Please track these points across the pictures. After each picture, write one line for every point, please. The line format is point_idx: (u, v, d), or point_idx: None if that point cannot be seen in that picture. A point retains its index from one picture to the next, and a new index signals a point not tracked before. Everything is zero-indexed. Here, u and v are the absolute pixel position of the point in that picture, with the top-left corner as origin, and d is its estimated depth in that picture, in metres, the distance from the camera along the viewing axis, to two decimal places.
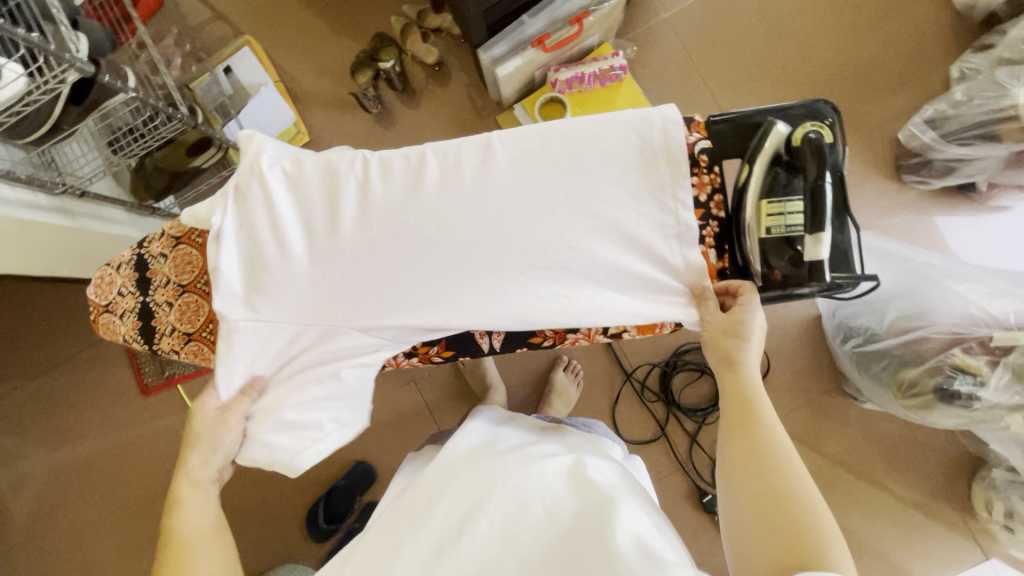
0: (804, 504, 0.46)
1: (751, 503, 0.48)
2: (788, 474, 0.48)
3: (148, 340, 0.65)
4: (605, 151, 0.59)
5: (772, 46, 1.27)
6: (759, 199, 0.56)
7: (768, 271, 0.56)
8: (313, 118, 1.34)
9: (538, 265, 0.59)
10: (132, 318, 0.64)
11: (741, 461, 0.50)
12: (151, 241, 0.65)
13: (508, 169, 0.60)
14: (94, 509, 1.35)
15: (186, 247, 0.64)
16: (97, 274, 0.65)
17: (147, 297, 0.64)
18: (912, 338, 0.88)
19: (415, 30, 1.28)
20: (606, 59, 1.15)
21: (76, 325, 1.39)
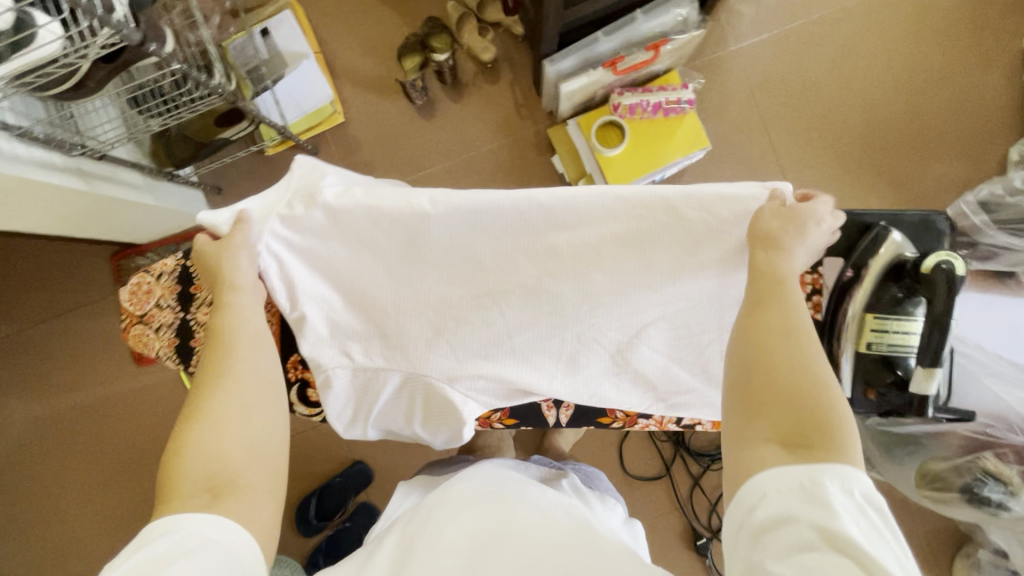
0: (835, 439, 0.41)
1: (771, 428, 0.43)
2: (821, 404, 0.43)
3: (183, 360, 0.59)
4: (711, 235, 0.55)
5: (837, 97, 1.23)
6: (864, 311, 0.54)
7: (863, 388, 0.55)
8: (351, 97, 1.26)
9: (619, 339, 0.58)
10: (169, 335, 0.59)
11: (765, 382, 0.45)
12: None
13: (605, 234, 0.56)
14: (72, 472, 1.30)
15: None
16: (134, 279, 0.59)
17: (188, 315, 0.59)
18: (937, 428, 0.89)
19: (472, 20, 1.19)
20: (674, 90, 1.11)
21: (71, 280, 1.31)
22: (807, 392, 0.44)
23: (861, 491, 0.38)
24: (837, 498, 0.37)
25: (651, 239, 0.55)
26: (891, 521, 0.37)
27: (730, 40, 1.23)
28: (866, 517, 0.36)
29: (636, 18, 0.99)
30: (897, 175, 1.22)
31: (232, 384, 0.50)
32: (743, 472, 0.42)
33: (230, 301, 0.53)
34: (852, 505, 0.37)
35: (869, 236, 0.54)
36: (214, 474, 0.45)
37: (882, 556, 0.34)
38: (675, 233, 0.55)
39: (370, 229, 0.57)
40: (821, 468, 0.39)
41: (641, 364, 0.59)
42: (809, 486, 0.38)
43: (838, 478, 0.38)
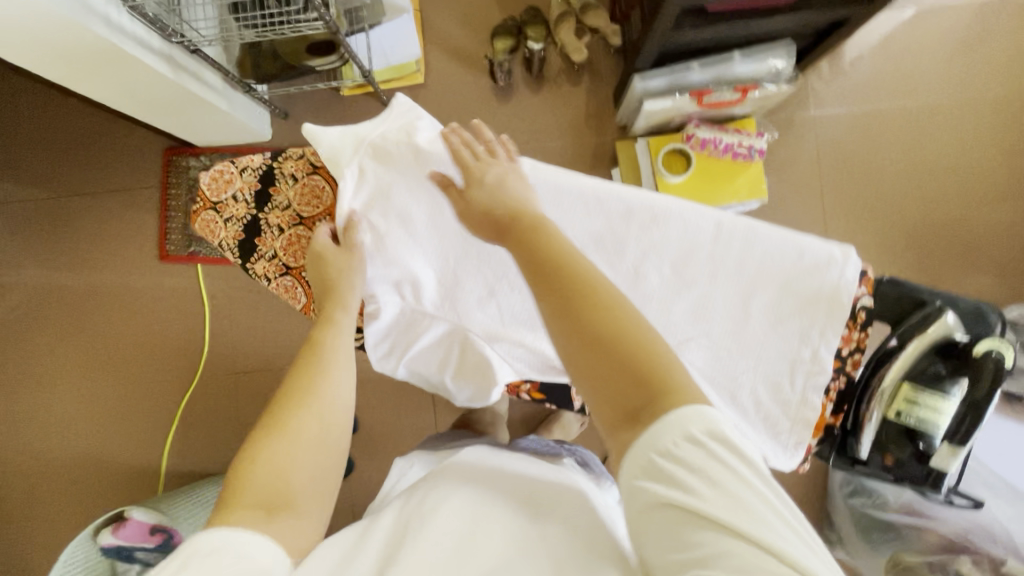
0: (671, 384, 0.43)
1: (616, 403, 0.43)
2: (639, 354, 0.44)
3: (243, 256, 0.61)
4: (769, 270, 0.57)
5: (896, 188, 1.25)
6: (901, 374, 0.54)
7: (880, 453, 0.57)
8: (436, 62, 1.28)
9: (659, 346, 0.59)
10: (235, 229, 0.61)
11: (581, 363, 0.45)
12: (286, 158, 0.61)
13: (674, 242, 0.58)
14: (68, 346, 1.32)
15: (320, 180, 0.60)
16: (218, 166, 0.61)
17: (260, 215, 0.60)
18: (919, 522, 0.92)
19: (570, 19, 1.20)
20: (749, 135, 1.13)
21: (120, 164, 1.32)
22: (629, 347, 0.44)
23: (696, 427, 0.40)
24: (686, 459, 0.39)
25: (715, 259, 0.57)
26: (728, 442, 0.40)
27: (810, 105, 1.25)
28: (714, 462, 0.39)
29: (733, 57, 1.01)
30: (935, 276, 1.24)
31: (317, 401, 0.52)
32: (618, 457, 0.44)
33: (338, 321, 0.56)
34: (699, 455, 0.39)
35: (922, 313, 0.56)
36: (275, 491, 0.46)
37: (750, 514, 0.38)
38: (740, 258, 0.57)
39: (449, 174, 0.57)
40: (659, 434, 0.40)
41: None
42: (656, 459, 0.40)
43: (675, 439, 0.40)
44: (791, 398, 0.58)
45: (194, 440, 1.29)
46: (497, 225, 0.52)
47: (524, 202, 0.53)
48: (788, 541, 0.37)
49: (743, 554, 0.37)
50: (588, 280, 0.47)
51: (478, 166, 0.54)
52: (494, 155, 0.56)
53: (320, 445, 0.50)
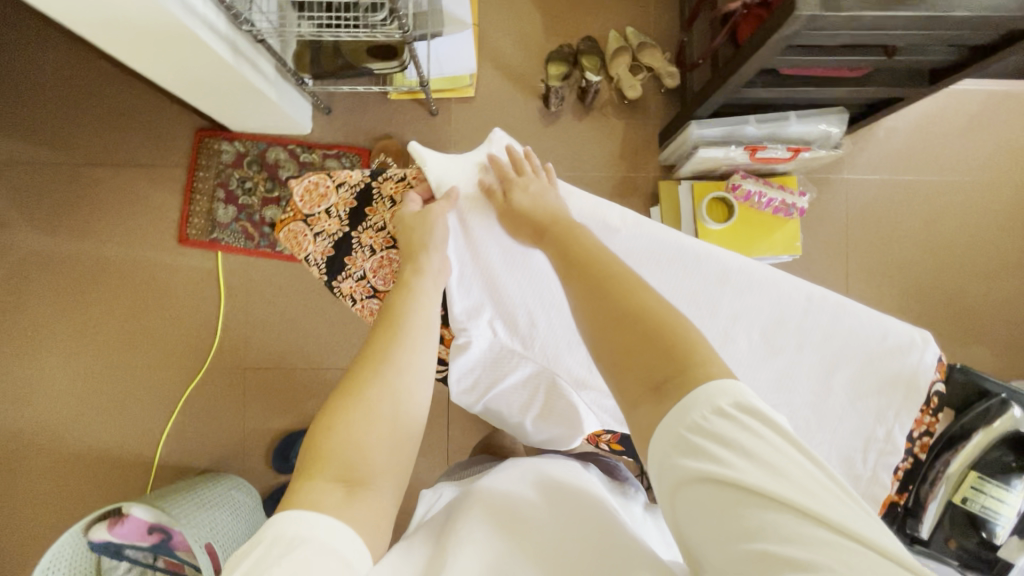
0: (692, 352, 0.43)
1: (641, 381, 0.44)
2: (657, 328, 0.45)
3: (329, 273, 0.60)
4: (852, 347, 0.58)
5: (914, 257, 1.31)
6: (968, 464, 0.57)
7: (944, 538, 0.58)
8: (487, 78, 1.28)
9: None
10: (325, 244, 0.59)
11: (611, 338, 0.47)
12: (386, 179, 0.60)
13: (764, 308, 0.59)
14: (64, 322, 1.25)
15: (419, 205, 0.60)
16: (314, 178, 0.59)
17: (352, 233, 0.59)
18: None
19: (628, 55, 1.23)
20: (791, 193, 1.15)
21: (144, 137, 1.27)
22: (650, 327, 0.45)
23: (734, 400, 0.40)
24: (717, 431, 0.39)
25: (801, 330, 0.59)
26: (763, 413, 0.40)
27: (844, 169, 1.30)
28: (749, 435, 0.38)
29: (789, 118, 1.04)
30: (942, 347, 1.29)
31: (391, 376, 0.50)
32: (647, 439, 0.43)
33: (413, 285, 0.55)
34: (733, 427, 0.39)
35: (986, 403, 0.58)
36: (352, 465, 0.45)
37: (797, 484, 0.36)
38: (827, 333, 0.59)
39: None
40: (689, 407, 0.40)
41: None
42: (687, 434, 0.40)
43: (705, 407, 0.40)
44: (861, 474, 0.59)
45: (193, 433, 1.23)
46: (535, 226, 0.55)
47: (554, 210, 0.57)
48: (846, 513, 0.35)
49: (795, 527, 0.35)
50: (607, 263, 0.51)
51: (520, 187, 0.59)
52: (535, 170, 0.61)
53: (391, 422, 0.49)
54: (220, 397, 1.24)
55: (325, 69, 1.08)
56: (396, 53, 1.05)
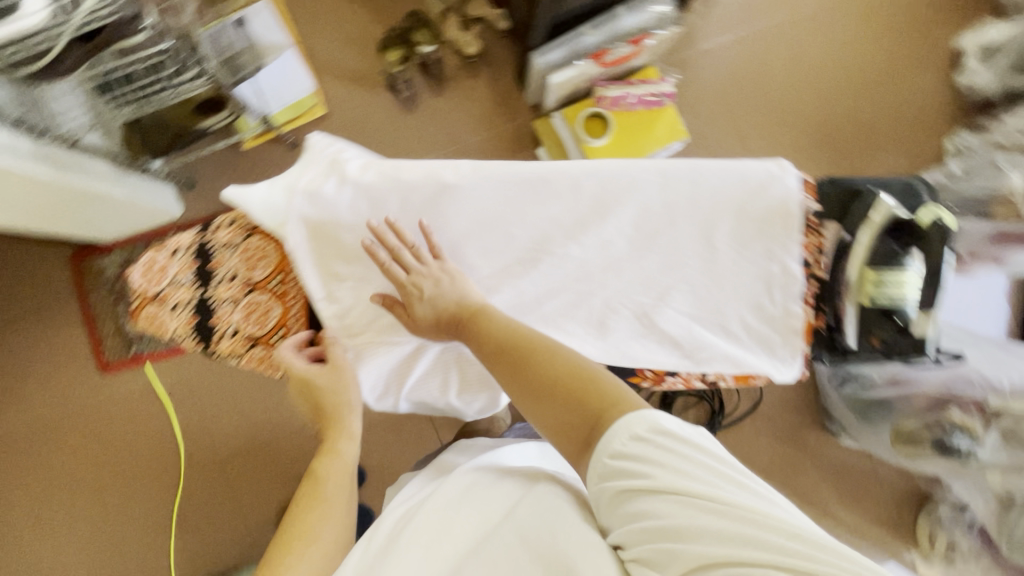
0: (611, 407, 0.48)
1: (579, 443, 0.49)
2: (582, 402, 0.49)
3: (203, 340, 0.58)
4: (718, 201, 0.59)
5: (795, 95, 1.33)
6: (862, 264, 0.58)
7: (869, 337, 0.59)
8: (332, 91, 1.24)
9: (637, 302, 0.61)
10: (185, 314, 0.57)
11: (541, 401, 0.51)
12: (219, 228, 0.59)
13: (623, 197, 0.59)
14: (24, 495, 1.20)
15: (262, 240, 0.59)
16: (147, 256, 0.58)
17: (206, 293, 0.58)
18: (905, 389, 1.01)
19: (454, 16, 1.21)
20: (654, 83, 1.16)
21: (24, 286, 1.21)
22: (577, 402, 0.50)
23: (658, 427, 0.46)
24: (637, 451, 0.45)
25: (665, 204, 0.59)
26: (691, 434, 0.46)
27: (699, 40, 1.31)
28: (664, 449, 0.45)
29: (620, 13, 1.04)
30: (853, 165, 1.33)
31: (328, 509, 0.55)
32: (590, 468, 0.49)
33: (340, 450, 0.59)
34: (660, 449, 0.45)
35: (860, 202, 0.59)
36: None
37: (702, 482, 0.43)
38: (691, 197, 0.59)
39: (399, 205, 0.57)
40: (612, 436, 0.46)
41: (667, 326, 0.61)
42: (612, 459, 0.46)
43: (625, 435, 0.46)
44: (774, 312, 0.61)
45: (199, 543, 1.21)
46: (452, 322, 0.56)
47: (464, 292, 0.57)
48: (761, 503, 0.42)
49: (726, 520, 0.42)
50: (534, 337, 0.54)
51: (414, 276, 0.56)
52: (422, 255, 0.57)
53: (324, 556, 0.53)
54: (209, 500, 1.21)
55: (159, 146, 1.04)
56: (223, 102, 1.02)
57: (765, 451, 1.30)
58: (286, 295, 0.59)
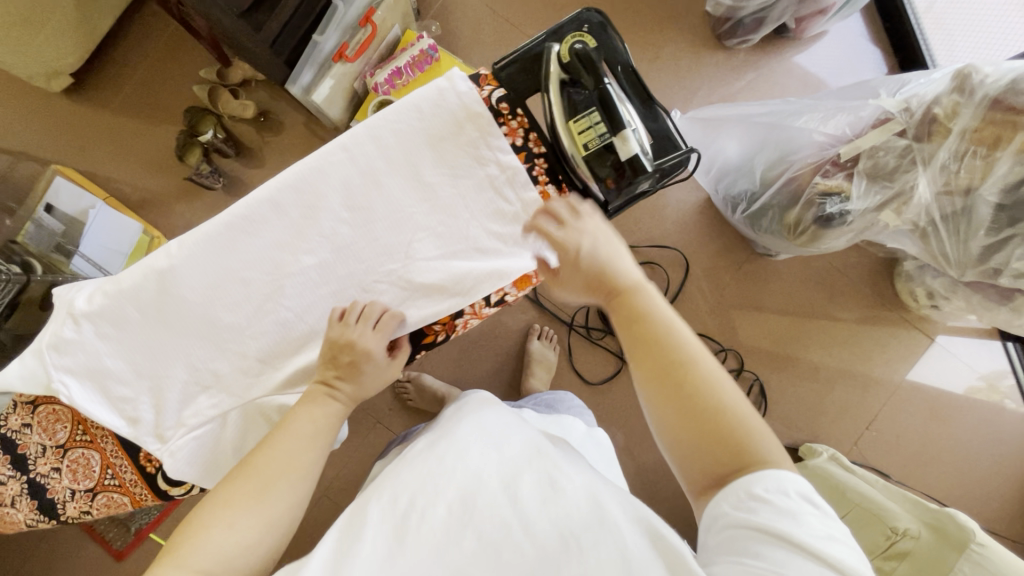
0: (759, 455, 0.62)
1: (709, 466, 0.63)
2: (720, 418, 0.64)
3: (44, 511, 1.02)
4: (404, 132, 0.93)
5: (518, 12, 1.65)
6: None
7: (601, 178, 0.89)
8: (176, 213, 1.56)
9: (390, 253, 0.96)
10: (28, 498, 1.01)
11: (665, 398, 0.65)
12: (9, 420, 1.01)
13: (348, 166, 0.93)
14: None
15: (47, 411, 1.01)
16: None
17: (30, 476, 1.01)
18: (788, 178, 1.23)
19: (223, 90, 1.50)
20: (413, 47, 1.40)
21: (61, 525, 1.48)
22: (717, 422, 0.64)
23: (793, 487, 0.60)
24: (784, 503, 0.58)
25: (385, 157, 0.93)
26: (815, 499, 0.60)
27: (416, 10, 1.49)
28: (782, 505, 0.58)
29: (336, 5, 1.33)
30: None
31: (249, 492, 0.69)
32: (708, 451, 0.63)
33: (269, 442, 0.75)
34: (788, 503, 0.58)
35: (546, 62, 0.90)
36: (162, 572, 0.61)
37: (838, 543, 0.57)
38: (394, 138, 0.93)
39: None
40: (757, 482, 0.60)
41: (421, 254, 0.96)
42: (757, 492, 0.59)
43: (766, 482, 0.60)
44: (519, 206, 0.96)
45: None
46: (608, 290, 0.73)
47: (614, 261, 0.74)
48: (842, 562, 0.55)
49: (803, 555, 0.55)
50: (687, 357, 0.67)
51: (360, 335, 0.87)
52: (573, 213, 0.79)
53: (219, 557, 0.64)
54: None
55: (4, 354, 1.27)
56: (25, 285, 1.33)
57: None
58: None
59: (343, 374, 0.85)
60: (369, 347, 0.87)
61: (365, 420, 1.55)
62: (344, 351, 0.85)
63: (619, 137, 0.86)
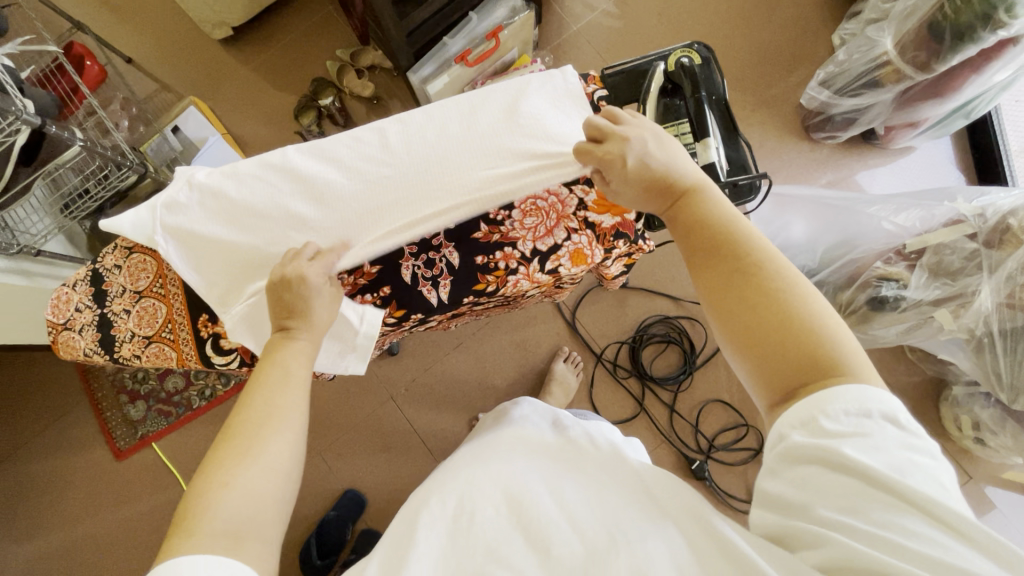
0: (837, 364, 0.41)
1: (772, 373, 0.43)
2: (795, 324, 0.43)
3: (108, 350, 0.66)
4: None
5: None
6: (656, 128, 0.61)
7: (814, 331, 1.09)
8: None
9: None
10: (91, 331, 0.66)
11: (756, 327, 0.44)
12: (105, 254, 0.67)
13: None
14: (77, 497, 1.22)
15: (140, 256, 0.67)
16: (54, 293, 0.67)
17: (105, 310, 0.66)
18: None
19: (350, 69, 1.32)
20: (527, 67, 1.19)
21: (29, 408, 1.26)
22: (775, 329, 0.43)
23: (874, 406, 0.39)
24: (865, 429, 0.39)
25: None
26: (904, 424, 0.39)
27: (583, 13, 1.34)
28: (884, 434, 0.39)
29: (471, 17, 1.12)
30: (749, 92, 1.31)
31: (276, 421, 0.50)
32: (764, 355, 0.44)
33: (298, 340, 0.56)
34: (865, 426, 0.39)
35: None
36: (213, 509, 0.43)
37: (936, 493, 0.37)
38: None
39: (257, 175, 0.63)
40: (829, 398, 0.40)
41: None
42: (823, 421, 0.39)
43: (852, 404, 0.39)
44: None
45: None
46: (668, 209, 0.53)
47: (676, 174, 0.52)
48: (964, 525, 0.35)
49: (891, 516, 0.37)
50: (765, 258, 0.46)
51: (294, 268, 0.58)
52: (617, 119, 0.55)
53: (273, 472, 0.47)
54: None
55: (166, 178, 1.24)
56: (314, 104, 1.31)
57: None
58: (167, 295, 0.66)
59: (293, 311, 0.57)
60: (306, 277, 0.57)
61: (380, 387, 1.25)
62: (286, 290, 0.57)
63: (855, 284, 0.90)
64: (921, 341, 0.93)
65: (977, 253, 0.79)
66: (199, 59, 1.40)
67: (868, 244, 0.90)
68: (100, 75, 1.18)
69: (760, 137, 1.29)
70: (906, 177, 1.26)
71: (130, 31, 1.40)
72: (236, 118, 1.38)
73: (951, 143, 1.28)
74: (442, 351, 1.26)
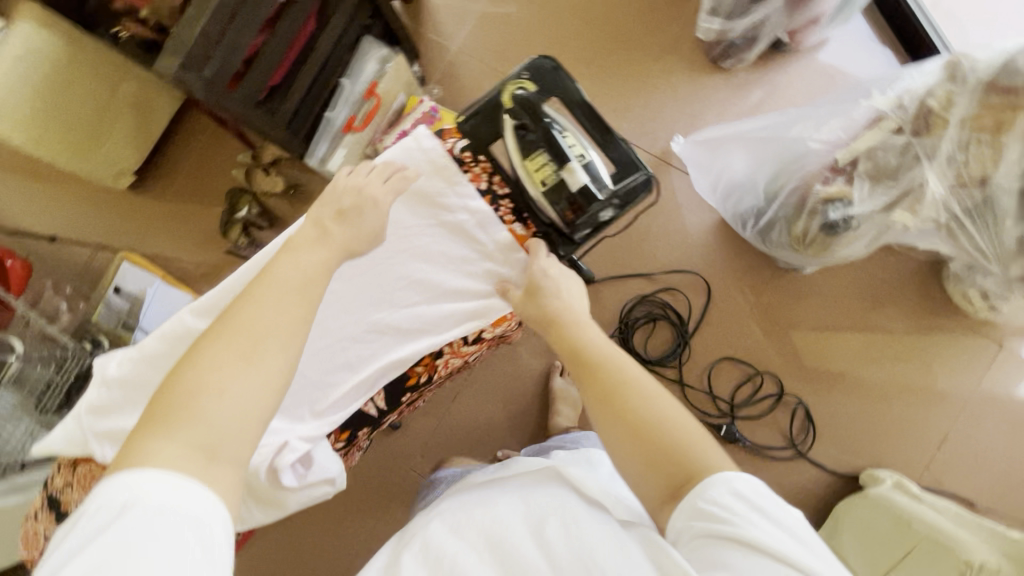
0: (701, 462, 0.46)
1: (655, 476, 0.47)
2: (659, 432, 0.47)
3: None
4: None
5: None
6: (523, 162, 0.59)
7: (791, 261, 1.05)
8: None
9: None
10: None
11: (632, 435, 0.48)
12: (53, 477, 0.68)
13: None
14: None
15: (85, 467, 0.66)
16: (25, 529, 0.70)
17: None
18: None
19: (257, 170, 1.31)
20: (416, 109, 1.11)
21: None
22: (647, 432, 0.48)
23: (741, 487, 0.43)
24: (740, 504, 0.43)
25: None
26: (776, 500, 0.43)
27: (459, 30, 1.30)
28: (758, 507, 0.42)
29: (343, 83, 1.11)
30: (647, 44, 1.26)
31: (258, 335, 0.45)
32: (645, 459, 0.47)
33: (306, 244, 0.52)
34: (741, 504, 0.42)
35: None
36: (181, 416, 0.41)
37: (806, 554, 0.40)
38: None
39: (170, 354, 0.62)
40: (707, 484, 0.44)
41: None
42: (702, 503, 0.44)
43: (722, 485, 0.44)
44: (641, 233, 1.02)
45: None
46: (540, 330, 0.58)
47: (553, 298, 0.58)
48: None
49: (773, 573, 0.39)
50: (625, 371, 0.51)
51: (365, 184, 0.57)
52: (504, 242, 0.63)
53: (258, 385, 0.44)
54: None
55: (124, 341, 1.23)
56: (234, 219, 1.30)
57: (774, 312, 1.19)
58: None
59: (345, 215, 0.55)
60: (372, 191, 0.56)
61: (398, 464, 1.24)
62: (348, 200, 0.55)
63: (805, 212, 0.86)
64: (896, 241, 0.89)
65: (910, 144, 0.75)
66: (116, 213, 1.39)
67: (803, 167, 0.86)
68: (23, 271, 1.19)
69: (673, 85, 1.24)
70: (830, 72, 1.21)
71: (40, 210, 1.38)
72: (171, 256, 1.38)
73: (864, 19, 1.22)
74: (442, 408, 1.24)
